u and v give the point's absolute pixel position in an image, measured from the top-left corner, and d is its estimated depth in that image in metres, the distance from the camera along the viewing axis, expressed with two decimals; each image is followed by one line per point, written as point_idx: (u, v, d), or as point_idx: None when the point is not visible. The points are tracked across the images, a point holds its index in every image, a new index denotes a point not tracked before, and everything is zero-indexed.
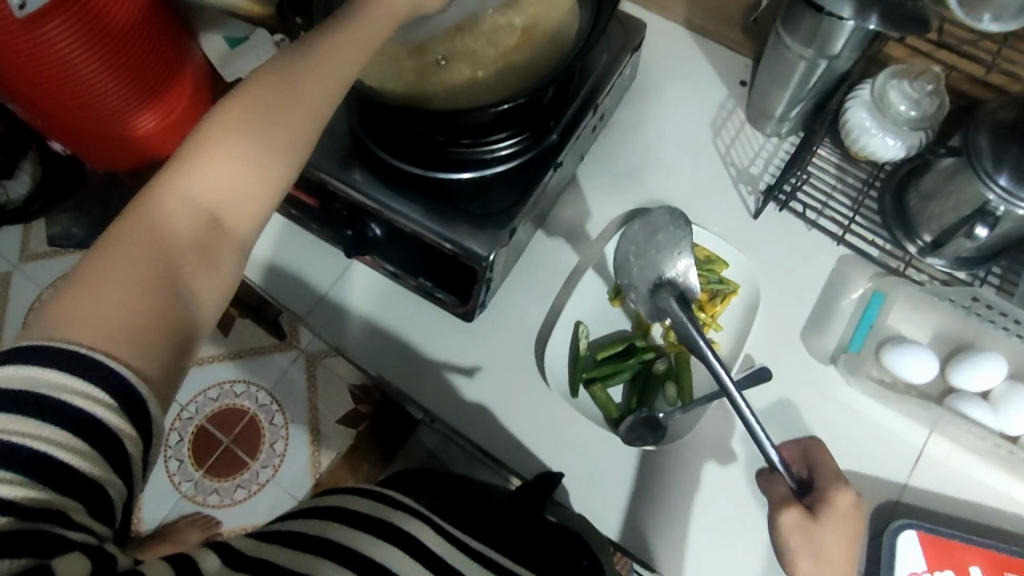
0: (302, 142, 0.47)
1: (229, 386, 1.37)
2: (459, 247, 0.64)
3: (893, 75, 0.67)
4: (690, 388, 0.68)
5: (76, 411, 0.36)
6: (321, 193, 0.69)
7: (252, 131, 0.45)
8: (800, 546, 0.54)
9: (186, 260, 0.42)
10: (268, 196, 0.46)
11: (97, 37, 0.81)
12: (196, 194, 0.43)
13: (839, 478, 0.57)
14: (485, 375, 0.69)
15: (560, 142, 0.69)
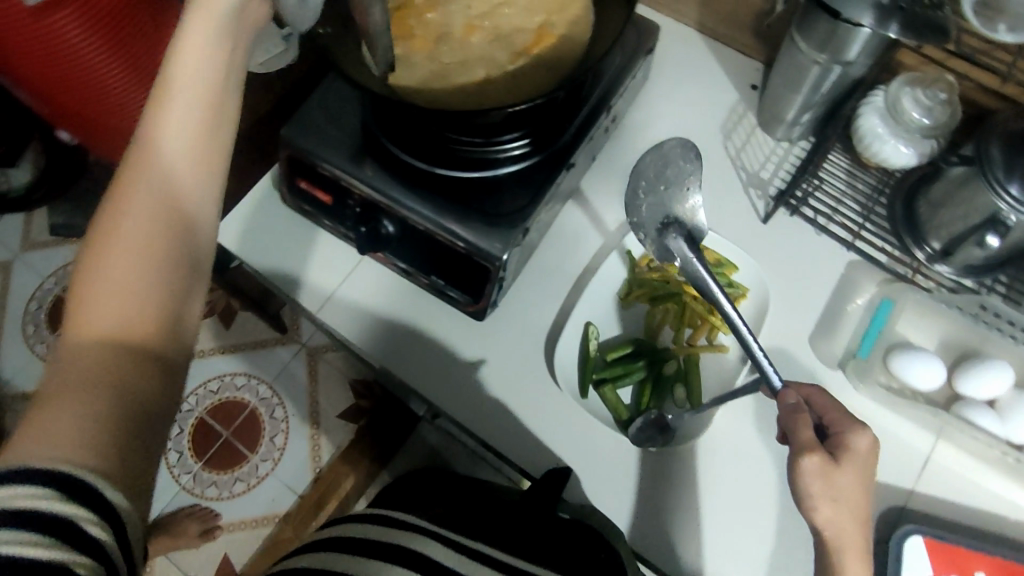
0: (206, 231, 0.45)
1: (230, 378, 1.37)
2: (473, 246, 0.64)
3: (907, 83, 0.67)
4: (699, 390, 0.69)
5: (19, 510, 0.34)
6: (336, 190, 0.69)
7: (159, 223, 0.43)
8: (820, 492, 0.50)
9: (108, 365, 0.39)
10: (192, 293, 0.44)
11: (111, 32, 0.80)
12: (127, 277, 0.42)
13: (854, 417, 0.54)
14: (493, 373, 0.69)
15: (574, 143, 0.69)
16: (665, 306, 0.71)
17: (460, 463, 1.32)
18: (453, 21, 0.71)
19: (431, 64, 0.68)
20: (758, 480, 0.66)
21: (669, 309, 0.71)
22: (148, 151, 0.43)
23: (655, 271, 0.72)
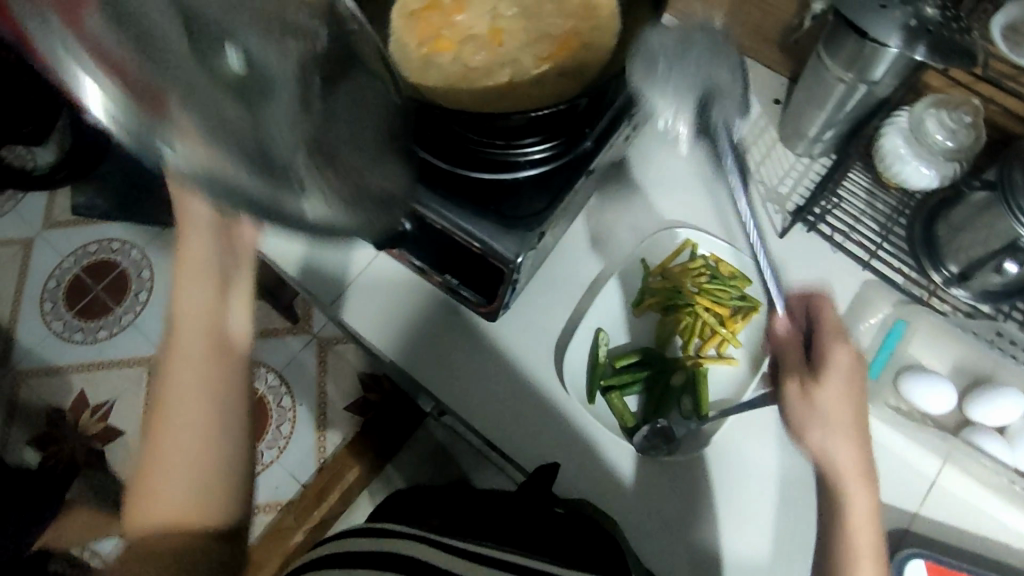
0: (222, 450, 0.54)
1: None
2: (488, 247, 0.65)
3: (932, 104, 0.67)
4: (707, 402, 0.68)
5: None
6: None
7: (196, 408, 0.54)
8: (797, 410, 0.57)
9: (196, 507, 0.53)
10: (224, 452, 0.54)
11: None
12: (183, 429, 0.53)
13: (843, 333, 0.56)
14: (502, 374, 0.71)
15: (595, 149, 0.69)
16: (677, 316, 0.71)
17: (465, 463, 1.33)
18: (480, 26, 0.71)
19: (456, 68, 0.69)
20: (760, 495, 0.65)
21: (680, 320, 0.71)
22: (176, 339, 0.54)
23: (668, 280, 0.72)
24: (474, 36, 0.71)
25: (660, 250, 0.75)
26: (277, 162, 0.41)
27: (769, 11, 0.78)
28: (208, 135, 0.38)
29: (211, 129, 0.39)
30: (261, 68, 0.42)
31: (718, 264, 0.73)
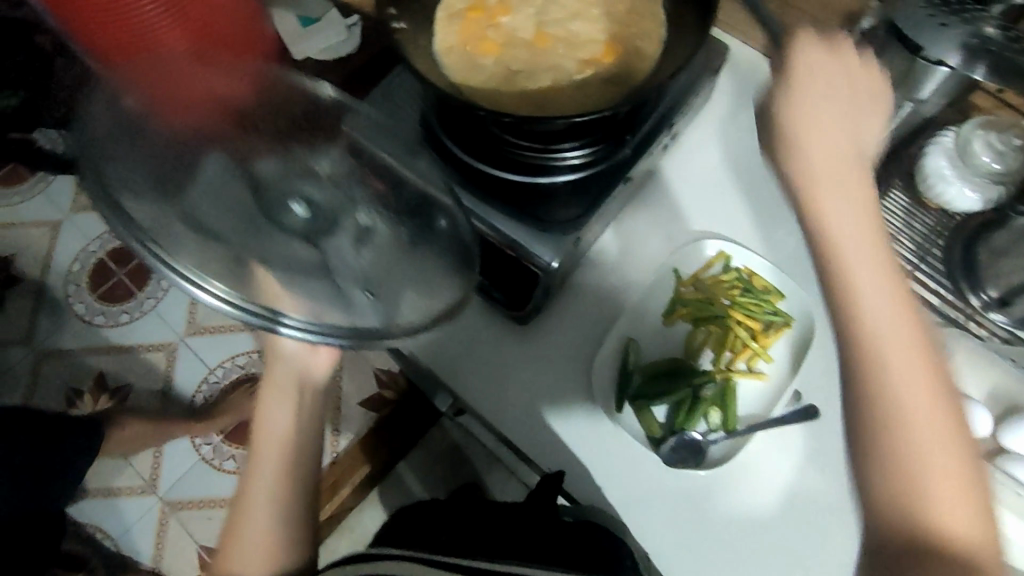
0: (295, 514, 0.62)
1: (233, 359, 1.32)
2: (525, 250, 0.65)
3: (979, 125, 0.67)
4: (735, 415, 0.68)
5: None
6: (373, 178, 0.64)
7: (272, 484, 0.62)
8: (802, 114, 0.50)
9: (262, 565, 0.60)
10: (295, 518, 0.62)
11: None
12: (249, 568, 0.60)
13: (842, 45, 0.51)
14: (529, 378, 0.71)
15: (634, 156, 0.69)
16: (709, 328, 0.71)
17: (477, 464, 1.36)
18: (524, 28, 0.72)
19: (497, 69, 0.69)
20: (790, 513, 0.66)
21: (711, 332, 0.71)
22: (252, 489, 0.62)
23: (700, 292, 0.72)
24: (517, 40, 0.71)
25: (693, 261, 0.75)
26: (340, 287, 0.50)
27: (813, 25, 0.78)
28: (284, 274, 0.49)
29: (287, 271, 0.49)
30: (326, 214, 0.51)
31: (752, 277, 0.73)
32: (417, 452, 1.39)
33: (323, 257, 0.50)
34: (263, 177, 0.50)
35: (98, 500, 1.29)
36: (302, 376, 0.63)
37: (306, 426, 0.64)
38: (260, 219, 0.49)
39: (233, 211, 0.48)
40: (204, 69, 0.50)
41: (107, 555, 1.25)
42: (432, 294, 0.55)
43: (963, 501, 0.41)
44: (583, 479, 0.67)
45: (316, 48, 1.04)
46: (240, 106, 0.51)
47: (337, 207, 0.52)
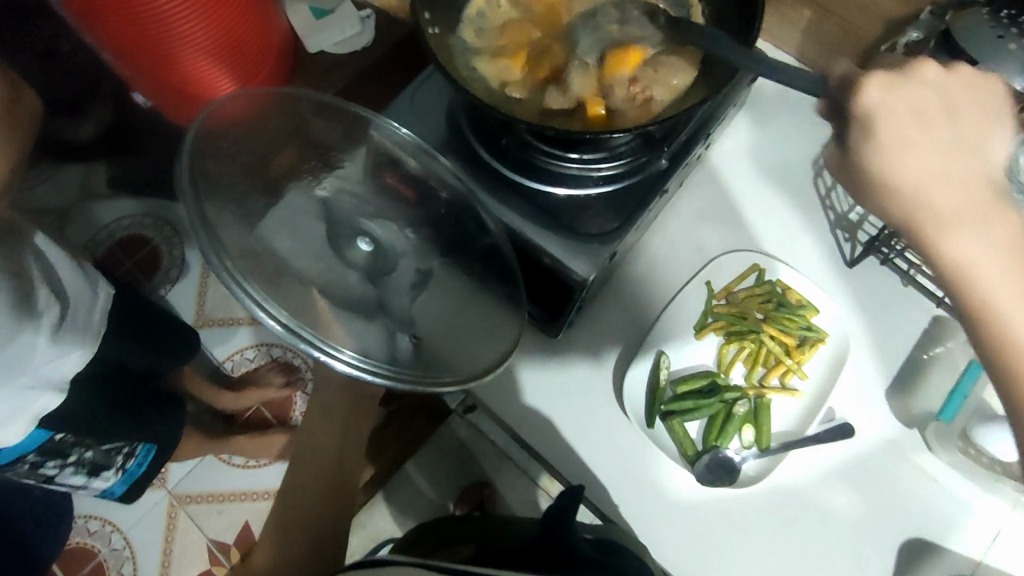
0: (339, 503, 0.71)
1: (240, 354, 1.31)
2: (559, 263, 0.63)
3: None
4: (769, 432, 0.67)
5: None
6: (412, 187, 0.62)
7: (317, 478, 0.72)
8: None
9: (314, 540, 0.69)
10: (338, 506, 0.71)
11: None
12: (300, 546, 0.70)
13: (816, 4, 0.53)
14: (557, 389, 0.70)
15: (671, 168, 0.68)
16: (742, 343, 0.69)
17: (487, 463, 1.37)
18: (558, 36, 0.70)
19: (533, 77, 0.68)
20: (825, 528, 0.65)
21: (744, 347, 0.70)
22: (305, 482, 0.72)
23: (732, 305, 0.71)
24: (553, 45, 0.69)
25: (725, 273, 0.73)
26: (389, 332, 0.52)
27: (850, 30, 0.75)
28: (339, 306, 0.51)
29: (343, 303, 0.51)
30: (385, 258, 0.56)
31: (786, 291, 0.71)
32: (427, 451, 1.39)
33: (380, 293, 0.54)
34: (336, 212, 0.56)
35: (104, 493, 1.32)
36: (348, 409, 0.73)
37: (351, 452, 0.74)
38: (329, 251, 0.54)
39: (304, 244, 0.53)
40: (300, 118, 0.60)
41: (115, 547, 1.29)
42: (474, 350, 0.57)
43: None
44: (609, 495, 0.66)
45: (330, 41, 1.02)
46: (328, 137, 0.60)
47: (400, 251, 0.57)
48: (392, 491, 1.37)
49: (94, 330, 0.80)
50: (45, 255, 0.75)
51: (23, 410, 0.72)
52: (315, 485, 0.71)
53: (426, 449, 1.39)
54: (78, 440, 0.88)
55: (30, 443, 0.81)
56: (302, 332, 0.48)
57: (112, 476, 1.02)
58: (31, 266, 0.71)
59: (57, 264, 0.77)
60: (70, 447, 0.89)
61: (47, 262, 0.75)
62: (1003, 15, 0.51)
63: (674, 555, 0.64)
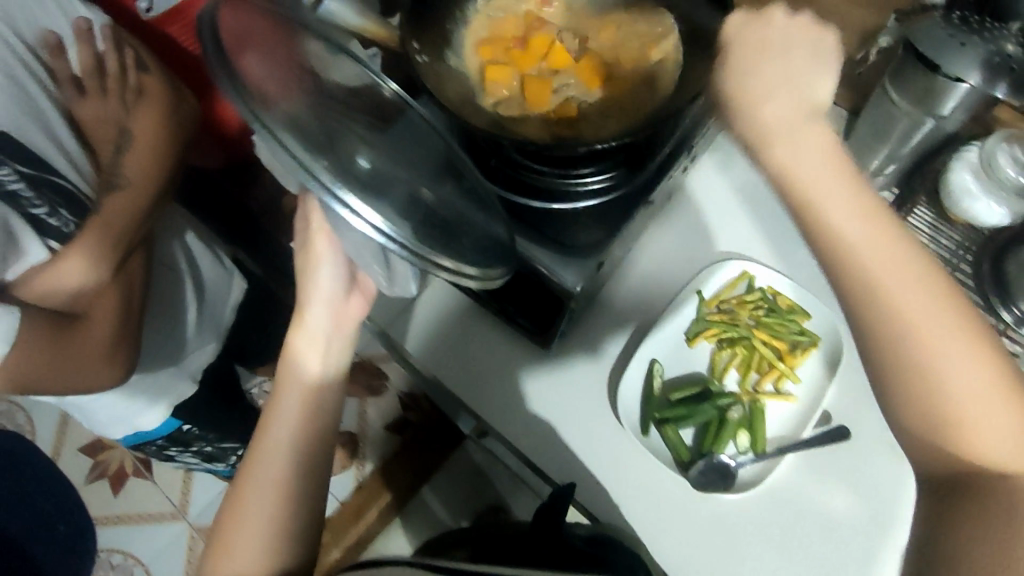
0: (309, 467, 0.58)
1: (259, 386, 1.53)
2: (548, 275, 0.65)
3: (1004, 139, 0.65)
4: (764, 437, 0.67)
5: None
6: (414, 129, 0.56)
7: (276, 436, 0.58)
8: None
9: (284, 494, 0.57)
10: (306, 472, 0.58)
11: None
12: (261, 503, 0.56)
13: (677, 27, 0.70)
14: (552, 401, 0.71)
15: (654, 180, 0.70)
16: (734, 349, 0.71)
17: (501, 486, 1.37)
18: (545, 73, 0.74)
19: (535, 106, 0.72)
20: (823, 530, 0.64)
21: (736, 353, 0.71)
22: (268, 430, 0.59)
23: (724, 313, 0.72)
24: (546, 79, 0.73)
25: (716, 282, 0.74)
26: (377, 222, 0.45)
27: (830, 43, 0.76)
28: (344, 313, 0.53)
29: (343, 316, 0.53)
30: (381, 175, 0.49)
31: (777, 297, 0.72)
32: (441, 477, 1.41)
33: (375, 183, 0.47)
34: None
35: (127, 527, 1.41)
36: (322, 359, 0.61)
37: (327, 407, 0.61)
38: (328, 146, 0.46)
39: (301, 129, 0.45)
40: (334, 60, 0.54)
41: None
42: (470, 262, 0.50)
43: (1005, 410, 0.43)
44: (606, 503, 0.67)
45: None
46: (354, 88, 0.54)
47: (395, 178, 0.50)
48: (409, 515, 1.39)
49: (221, 315, 1.16)
50: (189, 245, 1.09)
51: (164, 394, 1.03)
52: (263, 497, 0.56)
53: (440, 473, 1.41)
54: (201, 433, 1.17)
55: (163, 430, 1.09)
56: (335, 190, 0.44)
57: (222, 467, 1.31)
58: (180, 266, 1.05)
59: (197, 254, 1.10)
60: (195, 440, 1.17)
61: (190, 254, 1.08)
62: (956, 17, 0.51)
63: (672, 562, 0.64)
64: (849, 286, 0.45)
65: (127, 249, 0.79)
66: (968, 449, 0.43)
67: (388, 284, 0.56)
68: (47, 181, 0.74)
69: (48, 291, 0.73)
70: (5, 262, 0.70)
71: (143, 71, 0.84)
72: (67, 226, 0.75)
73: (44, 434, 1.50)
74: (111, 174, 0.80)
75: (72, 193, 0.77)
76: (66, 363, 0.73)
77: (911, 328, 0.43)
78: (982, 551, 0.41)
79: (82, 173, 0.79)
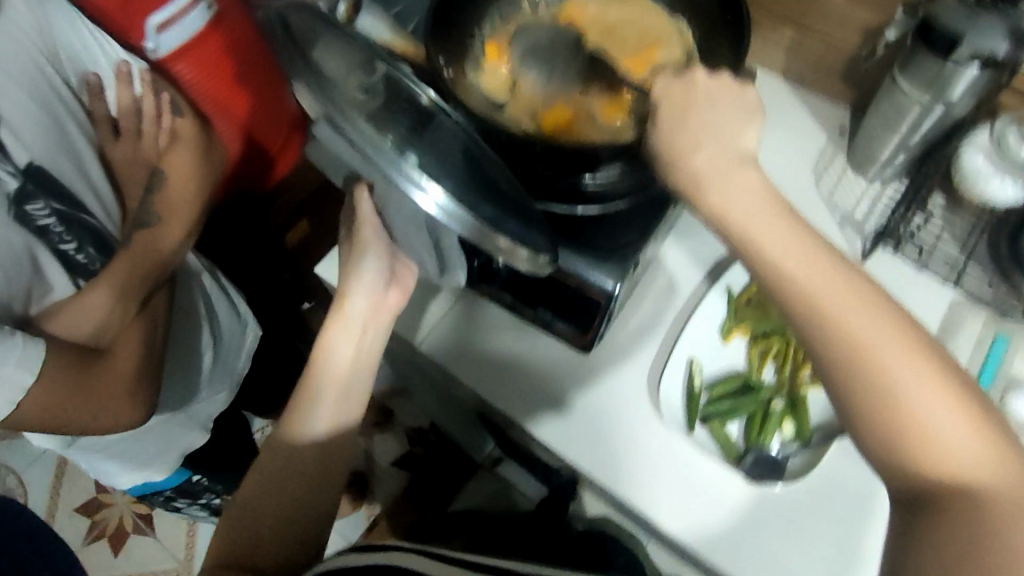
0: (337, 451, 0.62)
1: (263, 431, 1.49)
2: (585, 278, 0.65)
3: (1013, 121, 0.67)
4: (809, 425, 0.68)
5: None
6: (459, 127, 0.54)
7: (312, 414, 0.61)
8: None
9: (313, 472, 0.60)
10: (334, 455, 0.62)
11: (204, 38, 0.92)
12: (291, 473, 0.60)
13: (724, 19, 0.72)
14: (594, 408, 0.69)
15: (679, 179, 0.71)
16: (768, 342, 0.72)
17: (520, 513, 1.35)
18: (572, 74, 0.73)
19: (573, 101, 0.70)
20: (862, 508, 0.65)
21: (771, 345, 0.72)
22: (306, 406, 0.62)
23: (756, 307, 0.73)
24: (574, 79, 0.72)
25: (743, 275, 0.74)
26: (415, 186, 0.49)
27: (831, 44, 0.80)
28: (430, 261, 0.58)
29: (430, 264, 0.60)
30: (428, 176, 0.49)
31: None
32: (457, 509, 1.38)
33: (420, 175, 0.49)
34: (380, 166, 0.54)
35: None
36: (358, 360, 0.64)
37: (362, 396, 0.64)
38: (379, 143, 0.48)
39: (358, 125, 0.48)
40: None
41: None
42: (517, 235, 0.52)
43: (971, 429, 0.38)
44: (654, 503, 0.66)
45: None
46: None
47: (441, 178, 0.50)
48: None
49: (237, 366, 1.13)
50: (207, 291, 1.05)
51: (171, 448, 1.03)
52: (293, 477, 0.60)
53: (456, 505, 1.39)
54: (210, 485, 1.16)
55: (172, 480, 1.09)
56: (410, 175, 0.49)
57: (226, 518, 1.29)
58: (200, 307, 1.03)
59: (214, 299, 1.07)
60: (201, 491, 1.16)
61: (207, 298, 1.05)
62: None
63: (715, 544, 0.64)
64: (784, 300, 0.43)
65: (155, 284, 0.82)
66: (940, 463, 0.38)
67: (440, 271, 0.64)
68: (79, 219, 0.79)
69: (72, 325, 0.75)
70: (32, 294, 0.75)
71: (178, 114, 0.88)
72: (92, 262, 0.80)
73: (38, 496, 1.44)
74: (140, 212, 0.84)
75: (103, 235, 0.82)
76: (85, 403, 0.72)
77: (841, 334, 0.40)
78: (952, 536, 0.36)
79: (110, 215, 0.84)
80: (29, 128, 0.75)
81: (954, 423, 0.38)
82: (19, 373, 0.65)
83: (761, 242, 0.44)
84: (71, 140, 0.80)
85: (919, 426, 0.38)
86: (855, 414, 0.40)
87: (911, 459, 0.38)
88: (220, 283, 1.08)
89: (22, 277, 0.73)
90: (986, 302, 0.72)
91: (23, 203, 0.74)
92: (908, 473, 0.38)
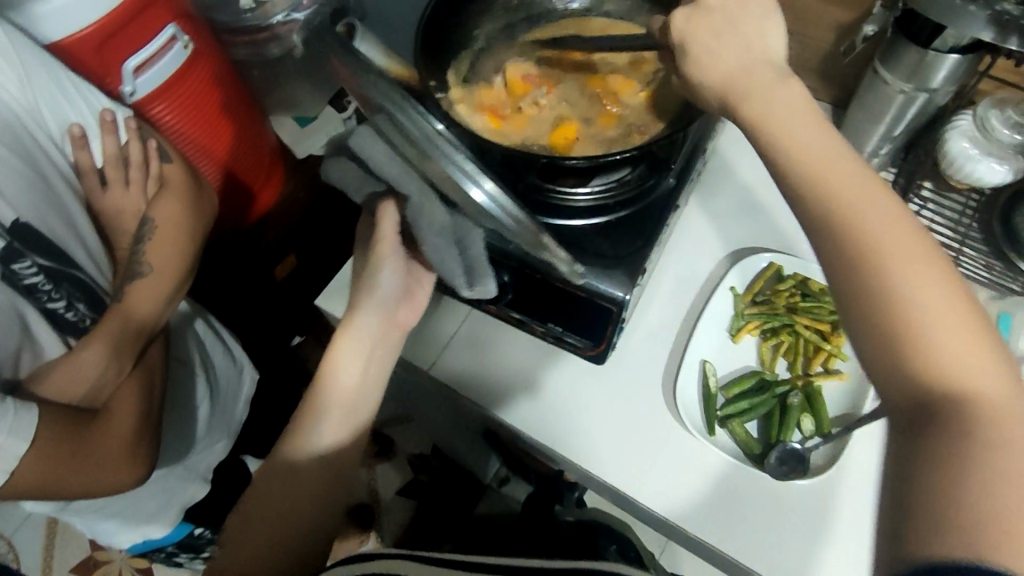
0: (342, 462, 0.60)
1: None
2: (593, 288, 0.64)
3: (993, 105, 0.70)
4: (827, 418, 0.68)
5: None
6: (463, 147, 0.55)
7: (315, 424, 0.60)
8: None
9: (317, 481, 0.59)
10: (338, 465, 0.60)
11: (181, 76, 0.90)
12: (295, 481, 0.58)
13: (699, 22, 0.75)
14: (612, 422, 0.69)
15: (678, 186, 0.72)
16: (779, 338, 0.72)
17: None
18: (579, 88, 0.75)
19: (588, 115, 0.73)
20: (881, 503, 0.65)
21: (782, 341, 0.72)
22: (311, 416, 0.60)
23: (761, 305, 0.73)
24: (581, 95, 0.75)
25: (744, 276, 0.75)
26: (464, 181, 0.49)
27: (808, 44, 0.82)
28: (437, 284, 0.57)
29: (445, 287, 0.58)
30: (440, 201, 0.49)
31: (807, 282, 0.74)
32: None
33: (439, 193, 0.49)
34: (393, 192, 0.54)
35: None
36: (363, 377, 0.62)
37: (366, 407, 0.62)
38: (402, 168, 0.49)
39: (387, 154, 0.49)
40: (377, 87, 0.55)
41: None
42: None
43: (971, 329, 0.35)
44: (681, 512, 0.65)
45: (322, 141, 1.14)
46: None
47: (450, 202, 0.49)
48: None
49: (237, 414, 1.11)
50: (201, 337, 1.03)
51: (171, 503, 0.99)
52: (297, 486, 0.58)
53: None
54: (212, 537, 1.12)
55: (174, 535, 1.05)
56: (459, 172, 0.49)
57: None
58: (194, 354, 1.00)
59: (209, 346, 1.05)
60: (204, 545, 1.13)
61: (201, 343, 1.03)
62: None
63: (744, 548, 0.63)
64: (826, 222, 0.39)
65: (148, 338, 0.80)
66: (936, 361, 0.34)
67: (469, 283, 0.55)
68: (67, 274, 0.77)
69: (64, 387, 0.73)
70: (21, 358, 0.73)
71: (165, 160, 0.85)
72: (82, 319, 0.79)
73: (31, 561, 1.38)
74: (131, 263, 0.81)
75: (95, 291, 0.81)
76: (85, 464, 0.69)
77: (855, 224, 0.38)
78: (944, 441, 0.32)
79: (101, 269, 0.83)
80: (12, 184, 0.72)
81: (956, 320, 0.35)
82: (13, 442, 0.63)
83: (821, 174, 0.40)
84: (55, 193, 0.78)
85: (917, 326, 0.35)
86: (854, 304, 0.37)
87: (906, 357, 0.35)
88: (216, 330, 1.07)
89: (10, 342, 0.71)
90: (984, 281, 0.73)
91: (10, 262, 0.71)
92: (898, 369, 0.35)
